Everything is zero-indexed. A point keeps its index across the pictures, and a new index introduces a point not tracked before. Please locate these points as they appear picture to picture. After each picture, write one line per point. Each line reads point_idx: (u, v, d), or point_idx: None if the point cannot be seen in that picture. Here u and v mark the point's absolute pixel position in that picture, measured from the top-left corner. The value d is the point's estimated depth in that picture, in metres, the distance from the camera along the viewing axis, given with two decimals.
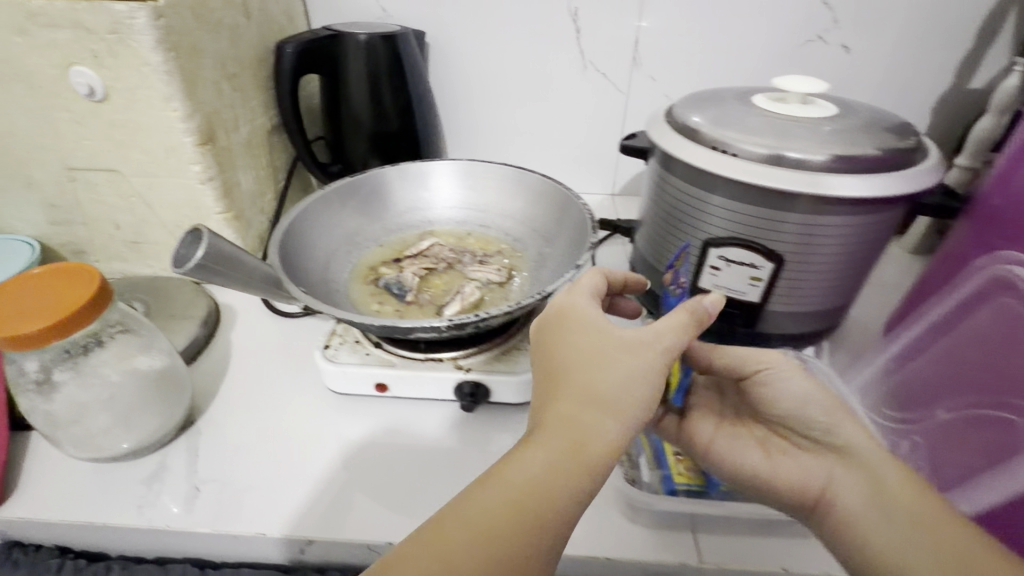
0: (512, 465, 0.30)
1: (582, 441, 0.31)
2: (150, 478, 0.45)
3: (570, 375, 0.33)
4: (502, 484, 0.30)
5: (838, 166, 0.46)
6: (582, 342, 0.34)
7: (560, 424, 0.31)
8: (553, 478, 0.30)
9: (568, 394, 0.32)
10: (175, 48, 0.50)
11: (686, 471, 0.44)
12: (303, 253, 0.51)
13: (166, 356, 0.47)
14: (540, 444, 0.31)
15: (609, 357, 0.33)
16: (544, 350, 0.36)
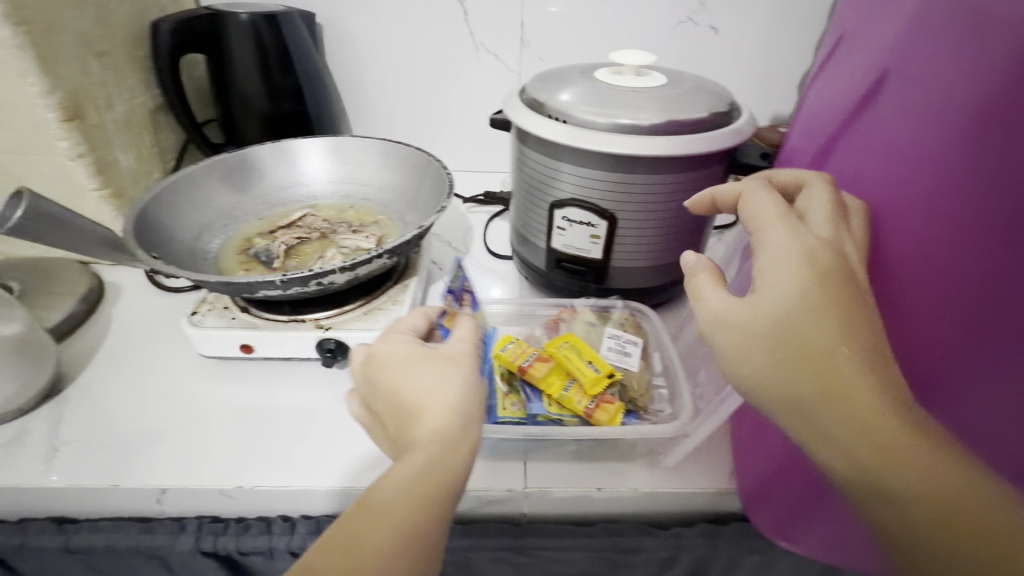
0: (384, 489, 0.32)
1: (450, 442, 0.33)
2: (9, 442, 0.46)
3: (418, 400, 0.35)
4: (385, 504, 0.31)
5: (653, 130, 0.51)
6: (416, 368, 0.36)
7: (426, 441, 0.33)
8: (433, 475, 0.32)
9: (423, 417, 0.34)
10: (27, 24, 0.51)
11: (510, 405, 0.47)
12: (168, 223, 0.53)
13: (24, 325, 0.48)
14: (411, 460, 0.32)
15: (442, 372, 0.36)
16: (382, 393, 0.36)
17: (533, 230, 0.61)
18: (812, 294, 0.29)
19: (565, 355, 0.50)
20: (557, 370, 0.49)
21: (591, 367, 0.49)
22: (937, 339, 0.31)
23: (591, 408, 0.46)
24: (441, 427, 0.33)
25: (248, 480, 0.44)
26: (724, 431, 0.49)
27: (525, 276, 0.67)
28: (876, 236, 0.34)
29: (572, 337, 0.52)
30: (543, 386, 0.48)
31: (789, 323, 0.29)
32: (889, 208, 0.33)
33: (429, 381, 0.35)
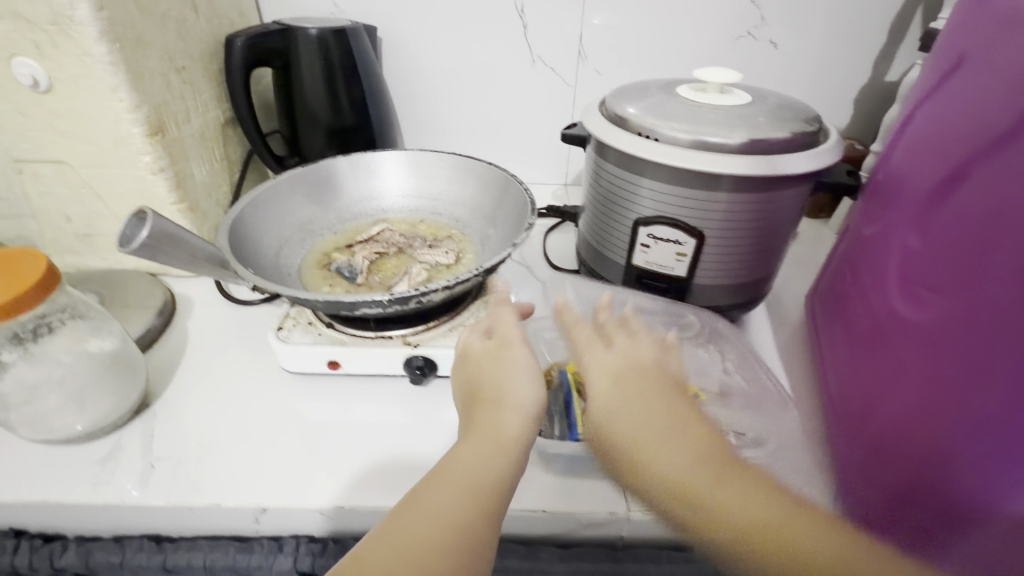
0: (459, 459, 0.37)
1: (498, 432, 0.38)
2: (104, 458, 0.46)
3: (485, 392, 0.41)
4: (449, 474, 0.36)
5: (746, 149, 0.50)
6: (510, 362, 0.42)
7: (483, 423, 0.39)
8: (485, 460, 0.37)
9: (486, 405, 0.40)
10: (120, 39, 0.51)
11: None
12: (252, 238, 0.52)
13: (118, 340, 0.48)
14: (469, 438, 0.38)
15: (514, 371, 0.41)
16: (466, 384, 0.43)
17: (609, 245, 0.61)
18: (623, 392, 0.39)
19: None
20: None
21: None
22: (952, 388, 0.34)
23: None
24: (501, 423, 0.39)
25: (348, 500, 0.44)
26: (824, 455, 0.48)
27: (595, 290, 0.67)
28: (944, 277, 0.35)
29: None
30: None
31: (624, 431, 0.37)
32: (963, 263, 0.33)
33: (517, 373, 0.41)
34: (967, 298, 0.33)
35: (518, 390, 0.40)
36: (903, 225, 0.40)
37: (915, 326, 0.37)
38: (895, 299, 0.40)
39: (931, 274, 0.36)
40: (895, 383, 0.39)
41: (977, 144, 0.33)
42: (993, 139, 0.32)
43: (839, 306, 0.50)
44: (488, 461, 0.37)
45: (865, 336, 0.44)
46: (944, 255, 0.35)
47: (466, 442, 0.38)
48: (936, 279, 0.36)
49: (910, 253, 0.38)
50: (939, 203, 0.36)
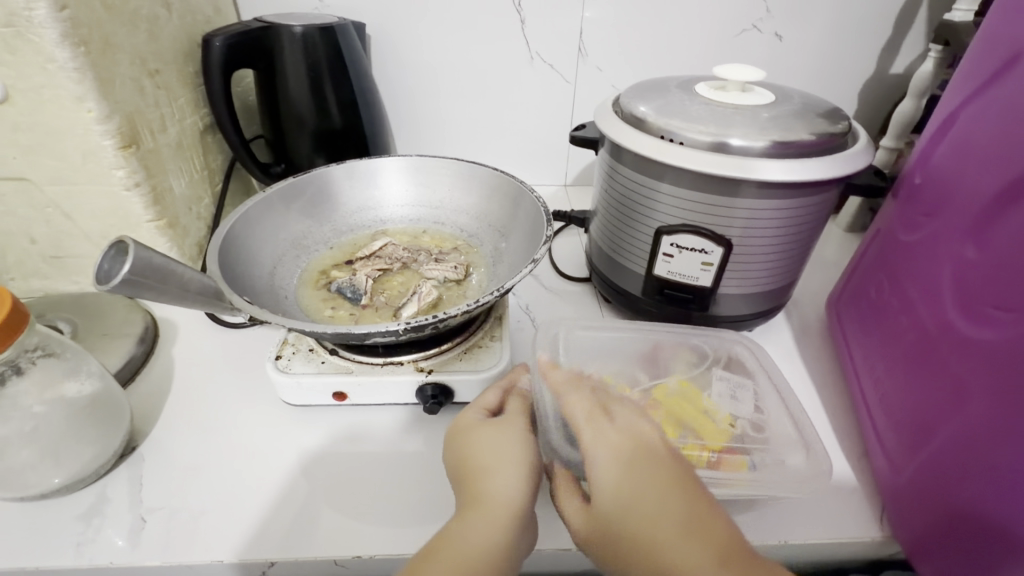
0: (454, 538, 0.34)
1: (491, 506, 0.36)
2: (88, 513, 0.42)
3: (474, 464, 0.38)
4: (443, 554, 0.33)
5: (778, 152, 0.47)
6: (503, 437, 0.40)
7: (474, 499, 0.36)
8: (477, 538, 0.34)
9: (476, 478, 0.37)
10: (85, 43, 0.46)
11: None
12: (245, 260, 0.47)
13: (97, 380, 0.44)
14: (462, 517, 0.36)
15: (500, 441, 0.39)
16: (456, 458, 0.40)
17: (627, 254, 0.57)
18: (630, 482, 0.35)
19: (675, 400, 0.48)
20: (669, 417, 0.46)
21: (715, 421, 0.46)
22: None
23: (715, 459, 0.43)
24: (496, 496, 0.36)
25: (364, 548, 0.41)
26: (863, 475, 0.46)
27: (608, 299, 0.64)
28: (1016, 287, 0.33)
29: (682, 381, 0.50)
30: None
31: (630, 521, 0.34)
32: None
33: (515, 453, 0.39)
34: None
35: (513, 462, 0.38)
36: (959, 235, 0.38)
37: (976, 341, 0.35)
38: (953, 314, 0.38)
39: (1001, 284, 0.34)
40: (949, 403, 0.37)
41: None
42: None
43: (874, 316, 0.48)
44: (479, 543, 0.34)
45: (913, 350, 0.42)
46: (1011, 269, 0.33)
47: (461, 520, 0.35)
48: (1002, 295, 0.34)
49: (977, 261, 0.36)
50: (1004, 214, 0.34)
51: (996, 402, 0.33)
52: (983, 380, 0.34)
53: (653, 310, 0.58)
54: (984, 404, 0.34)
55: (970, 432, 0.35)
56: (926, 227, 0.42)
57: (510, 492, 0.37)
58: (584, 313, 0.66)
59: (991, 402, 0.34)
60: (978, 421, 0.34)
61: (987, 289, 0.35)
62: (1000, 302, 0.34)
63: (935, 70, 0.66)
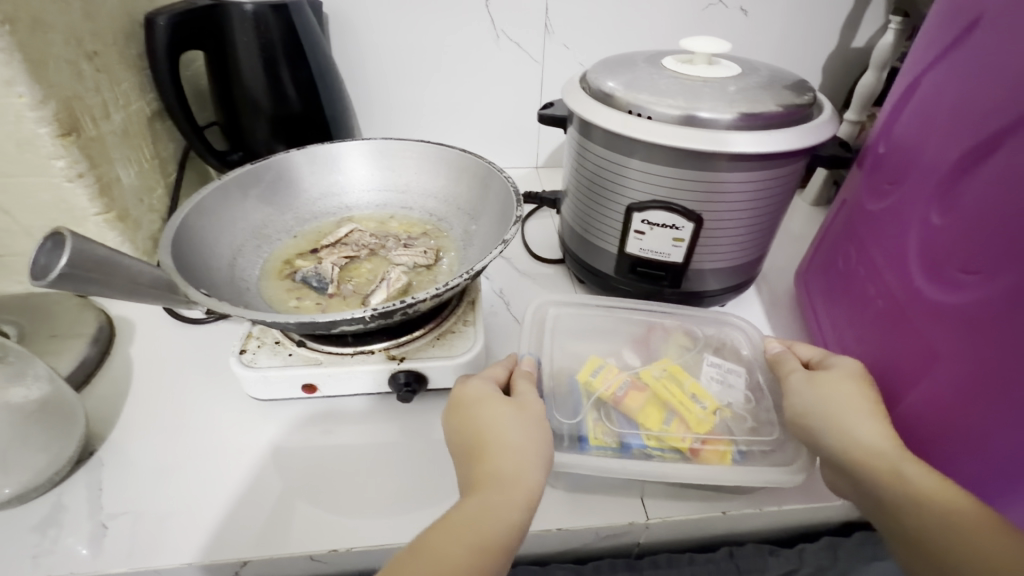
0: (469, 514, 0.32)
1: (511, 480, 0.35)
2: (44, 523, 0.40)
3: (486, 438, 0.37)
4: (461, 526, 0.32)
5: (745, 124, 0.47)
6: (515, 417, 0.38)
7: (491, 474, 0.35)
8: (495, 511, 0.33)
9: (490, 453, 0.36)
10: (11, 22, 0.42)
11: (604, 434, 0.42)
12: (200, 250, 0.45)
13: (48, 383, 0.41)
14: (478, 490, 0.34)
15: (514, 416, 0.38)
16: (462, 430, 0.38)
17: (598, 233, 0.57)
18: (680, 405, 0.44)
19: (662, 383, 0.45)
20: (654, 401, 0.44)
21: (701, 408, 0.43)
22: (993, 368, 0.32)
23: (698, 445, 0.41)
24: (516, 470, 0.35)
25: (340, 542, 0.40)
26: None
27: (581, 278, 0.64)
28: (982, 251, 0.33)
29: (670, 364, 0.48)
30: (640, 417, 0.43)
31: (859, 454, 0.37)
32: (1005, 236, 0.32)
33: (528, 431, 0.38)
34: (1011, 276, 0.31)
35: (526, 439, 0.37)
36: (923, 201, 0.39)
37: (944, 306, 0.36)
38: (919, 279, 0.39)
39: (967, 249, 0.35)
40: (919, 366, 0.38)
41: (1012, 116, 0.32)
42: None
43: (842, 286, 0.49)
44: (501, 513, 0.33)
45: (881, 317, 0.43)
46: (978, 233, 0.34)
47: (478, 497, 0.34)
48: (970, 259, 0.34)
49: (941, 228, 0.37)
50: (968, 178, 0.35)
51: (965, 363, 0.34)
52: (952, 343, 0.35)
53: (626, 288, 0.58)
54: (956, 366, 0.35)
55: (944, 396, 0.36)
56: (889, 195, 0.43)
57: (524, 469, 0.35)
58: (557, 294, 0.65)
59: (961, 364, 0.35)
60: (954, 383, 0.35)
61: (953, 254, 0.36)
62: (969, 265, 0.34)
63: (895, 42, 0.67)
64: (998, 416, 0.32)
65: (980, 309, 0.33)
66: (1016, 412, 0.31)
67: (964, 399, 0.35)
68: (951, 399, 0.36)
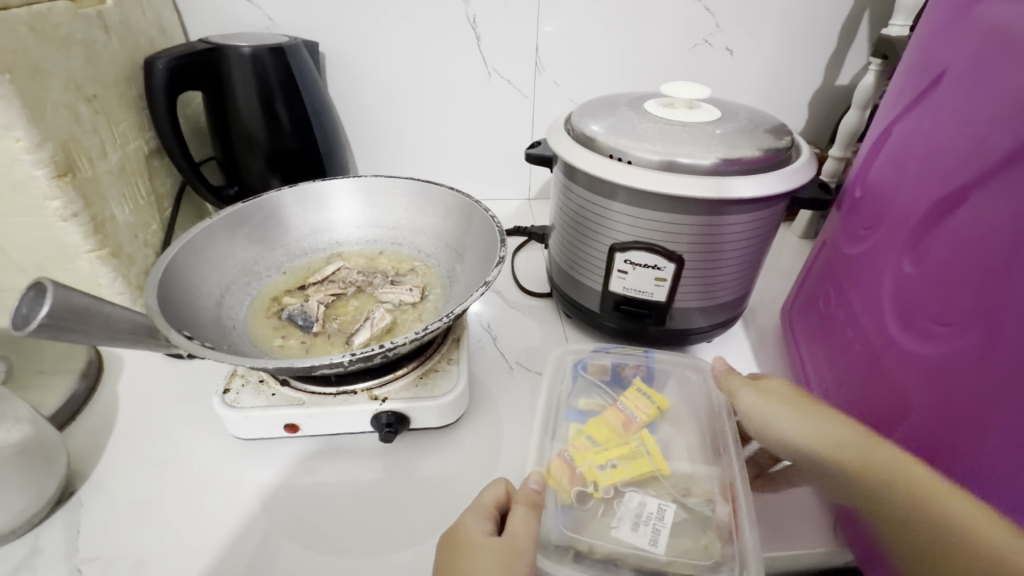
0: None
1: None
2: (18, 566, 0.40)
3: None
4: None
5: (723, 168, 0.48)
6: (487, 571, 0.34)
7: None
8: None
9: None
10: (10, 70, 0.44)
11: (586, 406, 0.48)
12: (187, 291, 0.46)
13: (29, 425, 0.41)
14: None
15: None
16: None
17: (584, 271, 0.58)
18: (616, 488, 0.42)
19: (631, 452, 0.44)
20: (612, 441, 0.45)
21: (605, 473, 0.42)
22: (965, 420, 0.32)
23: (566, 459, 0.43)
24: None
25: None
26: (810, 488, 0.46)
27: (568, 314, 0.64)
28: (949, 302, 0.34)
29: (658, 467, 0.43)
30: (597, 428, 0.45)
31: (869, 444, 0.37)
32: (971, 288, 0.32)
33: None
34: (977, 330, 0.32)
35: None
36: (896, 250, 0.39)
37: (917, 355, 0.36)
38: (893, 326, 0.39)
39: (937, 299, 0.35)
40: (893, 414, 0.39)
41: (975, 173, 0.33)
42: (997, 167, 0.31)
43: (822, 327, 0.49)
44: None
45: (859, 363, 0.43)
46: (945, 285, 0.34)
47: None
48: (940, 310, 0.35)
49: (912, 277, 0.37)
50: (936, 229, 0.36)
51: (938, 413, 0.34)
52: (924, 392, 0.36)
53: (613, 325, 0.58)
54: (928, 415, 0.35)
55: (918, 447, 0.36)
56: (865, 240, 0.44)
57: None
58: (546, 328, 0.66)
59: (933, 414, 0.35)
60: (926, 433, 0.35)
61: (922, 302, 0.36)
62: (938, 316, 0.35)
63: (876, 82, 0.69)
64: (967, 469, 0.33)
65: (951, 359, 0.34)
66: (984, 465, 0.31)
67: (936, 449, 0.35)
68: (924, 449, 0.36)
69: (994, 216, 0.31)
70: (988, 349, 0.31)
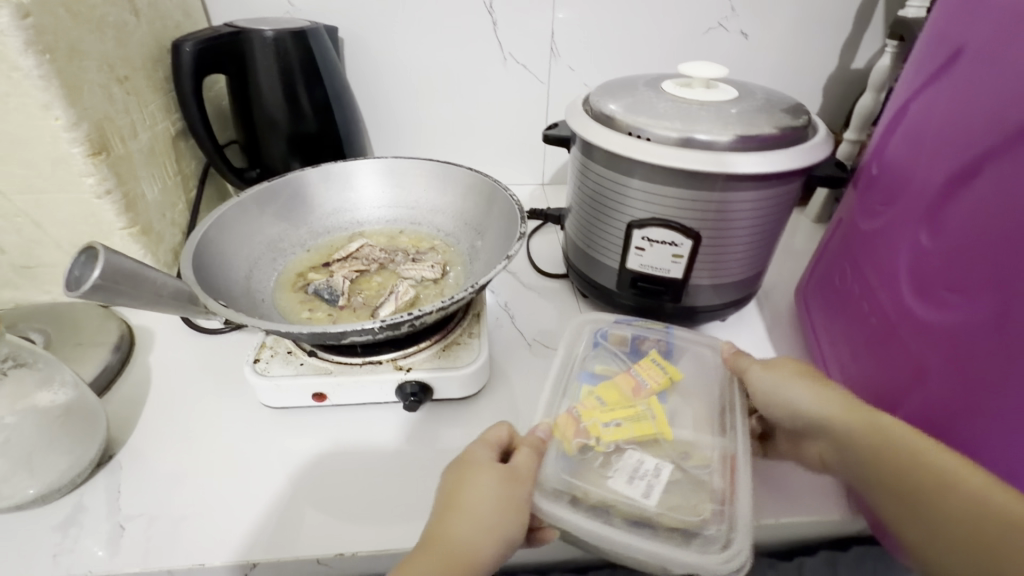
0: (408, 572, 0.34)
1: (453, 555, 0.35)
2: (64, 522, 0.42)
3: (461, 510, 0.37)
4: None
5: (741, 145, 0.48)
6: (478, 489, 0.38)
7: (443, 552, 0.35)
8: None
9: (455, 523, 0.37)
10: (50, 50, 0.45)
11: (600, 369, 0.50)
12: (219, 264, 0.48)
13: (72, 389, 0.43)
14: (423, 556, 0.35)
15: (495, 504, 0.37)
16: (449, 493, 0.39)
17: (600, 249, 0.59)
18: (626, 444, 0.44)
19: (635, 413, 0.45)
20: (619, 403, 0.46)
21: (608, 429, 0.44)
22: (981, 384, 0.33)
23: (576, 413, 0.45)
24: (465, 551, 0.35)
25: (346, 546, 0.41)
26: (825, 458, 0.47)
27: (584, 293, 0.65)
28: (966, 271, 0.34)
29: (659, 429, 0.44)
30: (608, 390, 0.47)
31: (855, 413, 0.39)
32: (991, 254, 0.33)
33: (483, 494, 0.37)
34: (993, 295, 0.32)
35: (479, 509, 0.37)
36: (913, 222, 0.40)
37: (933, 324, 0.37)
38: (909, 297, 0.40)
39: (953, 268, 0.36)
40: (909, 382, 0.39)
41: (993, 143, 0.33)
42: (1015, 136, 0.31)
43: (838, 303, 0.50)
44: None
45: (876, 334, 0.43)
46: (962, 254, 0.35)
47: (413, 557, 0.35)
48: (956, 279, 0.35)
49: (929, 248, 0.38)
50: (954, 200, 0.36)
51: (955, 379, 0.35)
52: (941, 358, 0.36)
53: (629, 302, 0.59)
54: (946, 381, 0.36)
55: (934, 413, 0.37)
56: (881, 215, 0.44)
57: (473, 547, 0.36)
58: (562, 308, 0.67)
59: (950, 379, 0.36)
60: (943, 398, 0.36)
61: (939, 271, 0.37)
62: (954, 285, 0.35)
63: (892, 65, 0.69)
64: (983, 433, 0.34)
65: (969, 325, 0.34)
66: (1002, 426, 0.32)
67: (952, 414, 0.36)
68: (940, 413, 0.37)
69: (1013, 184, 0.31)
70: (1007, 314, 0.31)
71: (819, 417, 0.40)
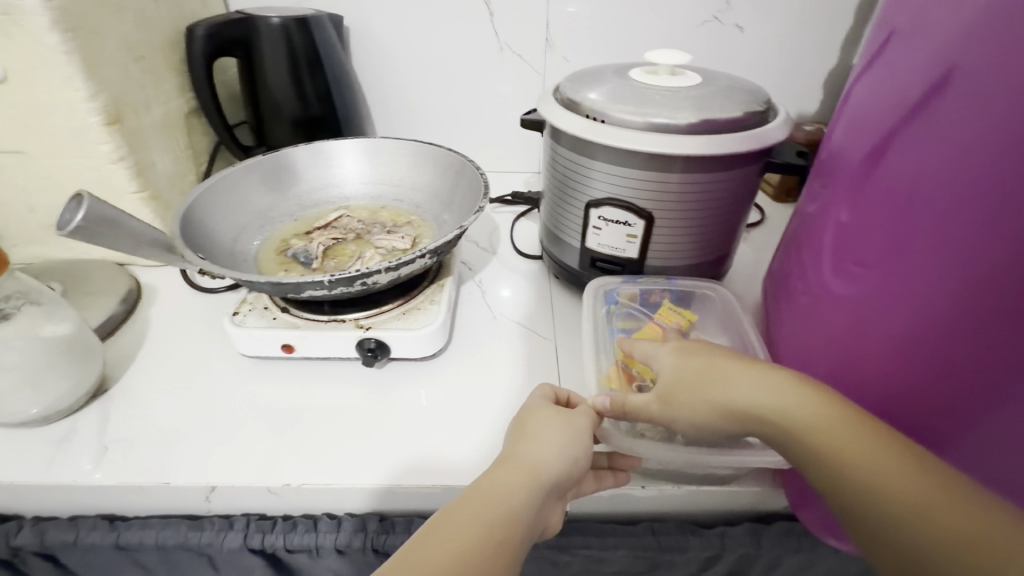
0: (480, 491, 0.36)
1: (528, 469, 0.38)
2: (59, 440, 0.48)
3: (532, 437, 0.40)
4: (483, 502, 0.36)
5: (690, 129, 0.50)
6: (543, 419, 0.41)
7: (517, 467, 0.38)
8: (503, 491, 0.36)
9: (528, 444, 0.39)
10: (72, 29, 0.52)
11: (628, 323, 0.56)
12: (206, 224, 0.53)
13: (73, 326, 0.50)
14: (501, 470, 0.38)
15: (565, 429, 0.40)
16: (516, 429, 0.41)
17: (565, 228, 0.62)
18: None
19: None
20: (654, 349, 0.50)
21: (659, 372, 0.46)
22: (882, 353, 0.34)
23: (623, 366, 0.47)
24: (537, 466, 0.38)
25: (295, 478, 0.46)
26: None
27: (555, 272, 0.68)
28: (874, 245, 0.35)
29: None
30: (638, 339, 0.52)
31: (766, 411, 0.35)
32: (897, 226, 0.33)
33: (549, 425, 0.40)
34: (895, 269, 0.33)
35: (549, 434, 0.40)
36: (838, 201, 0.41)
37: (845, 297, 0.38)
38: (829, 273, 0.41)
39: (865, 242, 0.36)
40: (826, 355, 0.40)
41: (898, 118, 0.34)
42: (912, 114, 0.32)
43: (783, 283, 0.51)
44: (511, 493, 0.36)
45: (804, 311, 0.44)
46: (872, 228, 0.36)
47: (487, 478, 0.38)
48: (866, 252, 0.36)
49: (847, 225, 0.39)
50: (868, 177, 0.37)
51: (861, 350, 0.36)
52: (853, 330, 0.37)
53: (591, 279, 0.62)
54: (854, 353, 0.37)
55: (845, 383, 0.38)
56: (819, 195, 0.45)
57: (542, 462, 0.38)
58: (534, 286, 0.70)
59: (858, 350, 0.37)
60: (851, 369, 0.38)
61: (853, 246, 0.38)
62: (864, 258, 0.36)
63: None
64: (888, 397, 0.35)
65: (875, 297, 0.35)
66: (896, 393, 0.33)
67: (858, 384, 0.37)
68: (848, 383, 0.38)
69: (912, 159, 0.32)
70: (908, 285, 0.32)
71: (726, 399, 0.36)
